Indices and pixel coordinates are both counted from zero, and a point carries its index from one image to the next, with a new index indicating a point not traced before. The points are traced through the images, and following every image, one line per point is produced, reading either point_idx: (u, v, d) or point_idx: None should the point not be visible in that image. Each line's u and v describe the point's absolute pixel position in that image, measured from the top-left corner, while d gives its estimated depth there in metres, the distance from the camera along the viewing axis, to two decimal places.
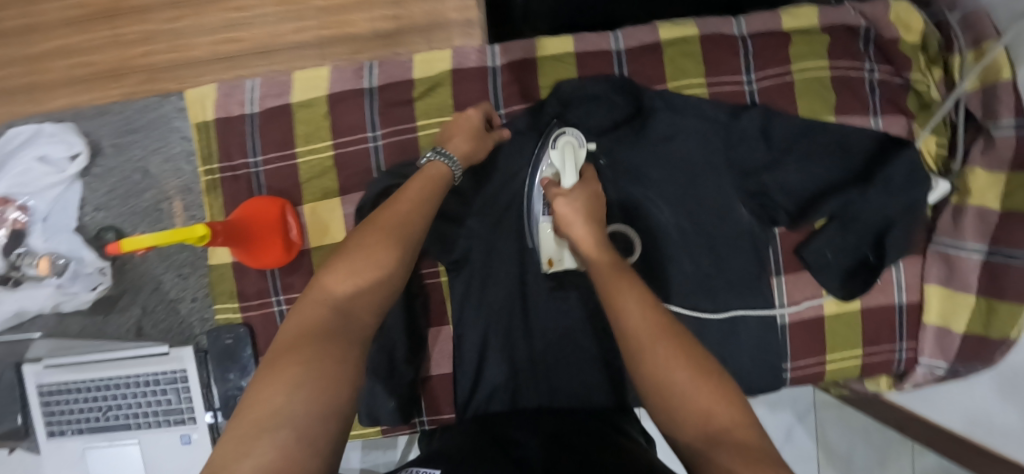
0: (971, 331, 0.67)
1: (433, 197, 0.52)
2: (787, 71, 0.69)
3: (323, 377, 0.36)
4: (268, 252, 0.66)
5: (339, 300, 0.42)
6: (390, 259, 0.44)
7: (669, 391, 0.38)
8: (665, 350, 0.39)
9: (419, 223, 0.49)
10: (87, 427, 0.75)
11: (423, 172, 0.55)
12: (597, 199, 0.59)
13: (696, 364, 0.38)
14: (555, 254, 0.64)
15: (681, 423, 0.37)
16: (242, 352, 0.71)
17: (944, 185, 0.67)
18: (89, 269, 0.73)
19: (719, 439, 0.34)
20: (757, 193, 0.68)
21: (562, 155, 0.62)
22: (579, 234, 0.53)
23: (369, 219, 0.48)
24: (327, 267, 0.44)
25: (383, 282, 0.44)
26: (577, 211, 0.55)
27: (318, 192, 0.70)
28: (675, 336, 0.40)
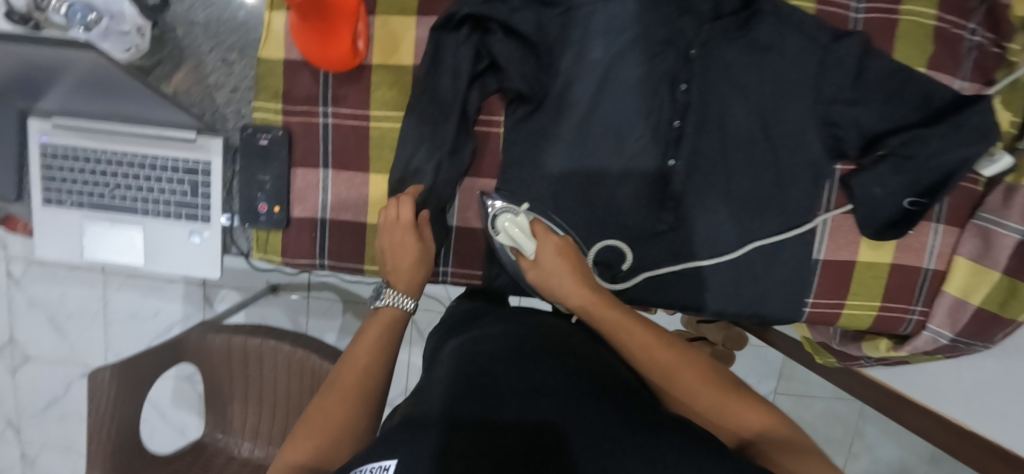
0: (986, 307, 0.71)
1: (390, 344, 0.55)
2: (894, 9, 0.68)
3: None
4: (332, 46, 0.61)
5: (310, 457, 0.44)
6: (348, 413, 0.47)
7: (688, 405, 0.48)
8: (681, 370, 0.50)
9: (381, 373, 0.52)
10: (88, 202, 0.70)
11: (378, 317, 0.57)
12: (564, 251, 0.59)
13: (695, 371, 0.50)
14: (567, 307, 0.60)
15: (723, 436, 0.47)
16: (277, 156, 0.67)
17: (1008, 160, 0.67)
18: (126, 27, 0.63)
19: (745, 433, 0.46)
20: (829, 124, 0.68)
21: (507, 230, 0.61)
22: (569, 291, 0.57)
23: (331, 379, 0.51)
24: (297, 431, 0.46)
25: (344, 433, 0.46)
26: (560, 273, 0.58)
27: (394, 5, 0.65)
28: (703, 373, 0.49)
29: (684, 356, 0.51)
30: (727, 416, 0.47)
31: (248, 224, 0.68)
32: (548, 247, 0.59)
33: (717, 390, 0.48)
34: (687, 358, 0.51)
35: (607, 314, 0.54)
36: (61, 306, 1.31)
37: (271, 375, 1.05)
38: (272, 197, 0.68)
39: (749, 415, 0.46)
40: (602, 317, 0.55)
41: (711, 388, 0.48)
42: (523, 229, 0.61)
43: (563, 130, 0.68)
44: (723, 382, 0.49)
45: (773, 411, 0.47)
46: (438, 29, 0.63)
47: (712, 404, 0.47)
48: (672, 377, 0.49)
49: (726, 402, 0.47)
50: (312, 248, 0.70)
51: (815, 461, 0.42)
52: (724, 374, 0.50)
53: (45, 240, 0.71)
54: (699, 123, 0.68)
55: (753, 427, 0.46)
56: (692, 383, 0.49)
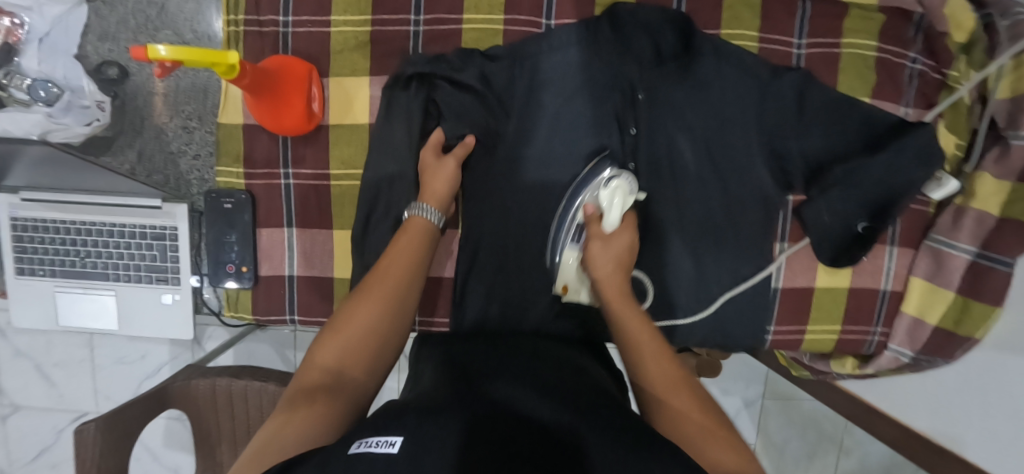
0: (943, 325, 0.73)
1: (418, 253, 0.58)
2: (836, 43, 0.70)
3: (308, 426, 0.44)
4: (288, 113, 0.63)
5: (334, 361, 0.49)
6: (371, 317, 0.52)
7: (679, 419, 0.44)
8: (681, 392, 0.46)
9: (406, 286, 0.56)
10: (60, 271, 0.71)
11: (411, 226, 0.60)
12: (630, 250, 0.62)
13: (699, 399, 0.46)
14: (570, 281, 0.64)
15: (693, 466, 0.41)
16: (242, 217, 0.69)
17: (954, 184, 0.69)
18: (87, 102, 0.66)
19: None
20: (777, 158, 0.70)
21: (612, 195, 0.62)
22: (601, 274, 0.58)
23: (362, 285, 0.55)
24: (325, 333, 0.51)
25: (367, 337, 0.51)
26: (607, 256, 0.59)
27: (346, 66, 0.68)
28: (705, 405, 0.45)
29: (693, 385, 0.47)
30: (705, 445, 0.42)
31: (217, 286, 0.70)
32: (621, 235, 0.61)
33: (707, 419, 0.44)
34: (693, 389, 0.47)
35: (629, 316, 0.53)
36: (47, 355, 1.32)
37: (258, 415, 1.06)
38: (240, 257, 0.69)
39: (729, 455, 0.41)
40: (618, 306, 0.55)
41: (710, 422, 0.44)
42: (623, 202, 0.62)
43: (521, 175, 0.69)
44: (721, 420, 0.44)
45: (755, 464, 0.42)
46: (392, 85, 0.66)
47: (699, 431, 0.43)
48: (673, 394, 0.46)
49: (708, 433, 0.43)
50: (282, 305, 0.71)
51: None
52: (724, 415, 0.46)
53: (22, 310, 0.72)
54: (651, 163, 0.70)
55: (730, 464, 0.40)
56: (689, 407, 0.45)
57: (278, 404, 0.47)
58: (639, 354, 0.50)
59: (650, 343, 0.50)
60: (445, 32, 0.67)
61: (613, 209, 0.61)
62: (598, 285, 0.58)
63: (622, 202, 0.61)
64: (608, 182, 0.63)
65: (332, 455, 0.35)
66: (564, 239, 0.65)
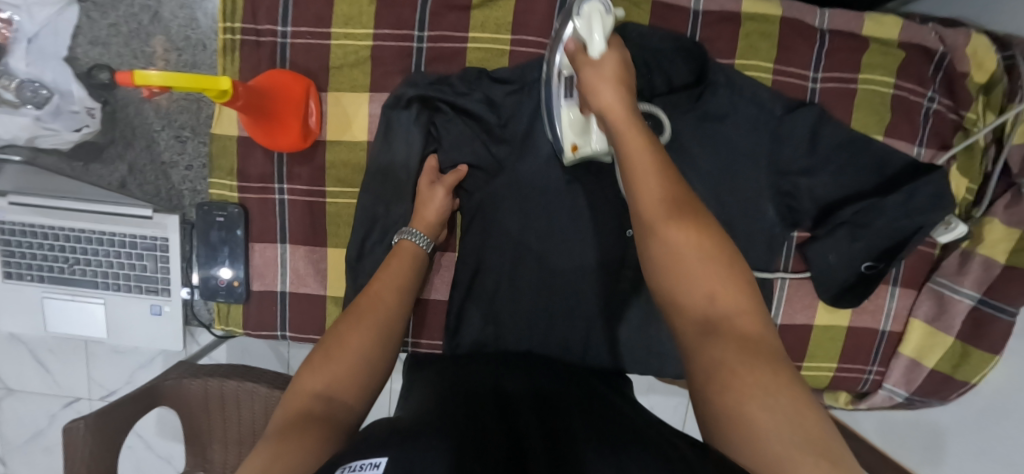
0: (939, 369, 0.73)
1: (407, 279, 0.59)
2: (852, 79, 0.68)
3: (304, 445, 0.40)
4: (284, 131, 0.61)
5: (324, 386, 0.47)
6: (359, 341, 0.51)
7: (677, 268, 0.37)
8: (683, 228, 0.38)
9: (394, 309, 0.56)
10: (49, 276, 0.69)
11: (398, 254, 0.61)
12: (628, 70, 0.51)
13: (708, 242, 0.38)
14: (575, 137, 0.59)
15: (688, 308, 0.36)
16: (234, 232, 0.67)
17: (962, 227, 0.68)
18: (76, 107, 0.65)
19: (719, 324, 0.35)
20: (785, 194, 0.69)
21: (587, 22, 0.53)
22: (598, 90, 0.49)
23: (350, 310, 0.55)
24: (314, 360, 0.50)
25: (358, 361, 0.50)
26: (602, 78, 0.49)
27: (346, 81, 0.65)
28: (712, 237, 0.38)
29: (703, 225, 0.38)
30: (702, 288, 0.36)
31: (208, 300, 0.69)
32: (613, 57, 0.52)
33: (705, 251, 0.37)
34: (704, 227, 0.38)
35: (629, 137, 0.43)
36: (43, 342, 1.28)
37: (250, 416, 1.05)
38: (233, 272, 0.68)
39: (729, 296, 0.36)
40: (622, 130, 0.45)
41: (710, 259, 0.37)
42: (602, 29, 0.52)
43: (523, 201, 0.66)
44: (723, 252, 0.38)
45: (755, 304, 0.37)
46: (392, 104, 0.64)
47: (701, 276, 0.36)
48: (671, 227, 0.38)
49: (709, 265, 0.37)
50: (274, 322, 0.70)
51: (768, 367, 0.32)
52: (727, 244, 0.39)
53: (11, 313, 0.71)
54: None
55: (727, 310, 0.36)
56: (688, 232, 0.37)
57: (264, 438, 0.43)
58: (637, 206, 0.40)
59: (650, 202, 0.39)
60: (449, 51, 0.65)
61: (597, 37, 0.52)
62: (602, 117, 0.48)
63: (604, 28, 0.53)
64: (580, 12, 0.55)
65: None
66: (559, 99, 0.60)
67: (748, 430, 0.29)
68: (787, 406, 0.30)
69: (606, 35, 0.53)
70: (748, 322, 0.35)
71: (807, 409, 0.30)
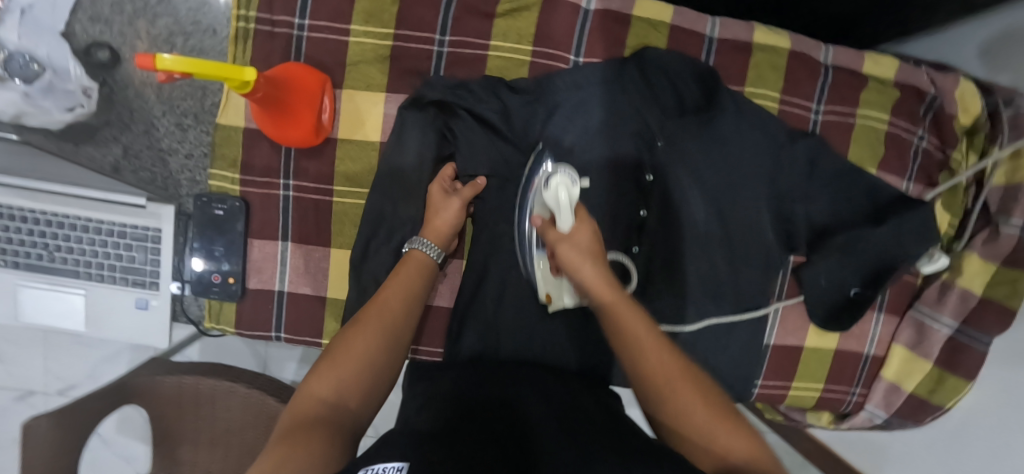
0: (917, 392, 0.76)
1: (418, 285, 0.56)
2: (851, 113, 0.71)
3: (310, 455, 0.38)
4: (296, 125, 0.59)
5: (331, 392, 0.45)
6: (369, 346, 0.49)
7: (686, 421, 0.42)
8: (683, 389, 0.43)
9: (407, 316, 0.54)
10: (24, 263, 0.65)
11: (409, 260, 0.59)
12: (596, 240, 0.54)
13: (709, 403, 0.43)
14: (551, 288, 0.60)
15: (706, 458, 0.41)
16: (234, 226, 0.65)
17: (943, 260, 0.72)
18: (71, 86, 0.61)
19: (741, 470, 0.39)
20: (784, 219, 0.72)
21: (554, 194, 0.54)
22: (585, 275, 0.50)
23: (360, 314, 0.53)
24: (321, 363, 0.48)
25: (368, 369, 0.48)
26: (579, 254, 0.51)
27: (362, 80, 0.64)
28: (699, 384, 0.44)
29: (692, 376, 0.45)
30: (714, 442, 0.41)
31: (200, 295, 0.66)
32: (581, 228, 0.53)
33: (711, 409, 0.42)
34: (695, 380, 0.44)
35: (625, 315, 0.48)
36: None
37: (225, 417, 1.01)
38: (229, 267, 0.66)
39: (737, 442, 0.40)
40: (610, 305, 0.49)
41: (703, 402, 0.43)
42: (566, 199, 0.53)
43: None
44: (724, 410, 0.43)
45: (764, 447, 0.41)
46: (409, 105, 0.64)
47: (704, 427, 0.42)
48: (677, 393, 0.43)
49: (715, 421, 0.42)
50: (269, 320, 0.68)
51: None
52: (708, 381, 0.46)
53: None
54: (664, 211, 0.69)
55: (742, 456, 0.39)
56: (691, 396, 0.43)
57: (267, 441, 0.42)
58: (640, 374, 0.45)
59: (650, 370, 0.45)
60: (469, 57, 0.65)
61: (562, 209, 0.53)
62: (585, 289, 0.51)
63: (569, 204, 0.53)
64: (547, 183, 0.55)
65: None
66: (532, 247, 0.61)
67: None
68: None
69: (573, 204, 0.54)
70: (762, 463, 0.39)
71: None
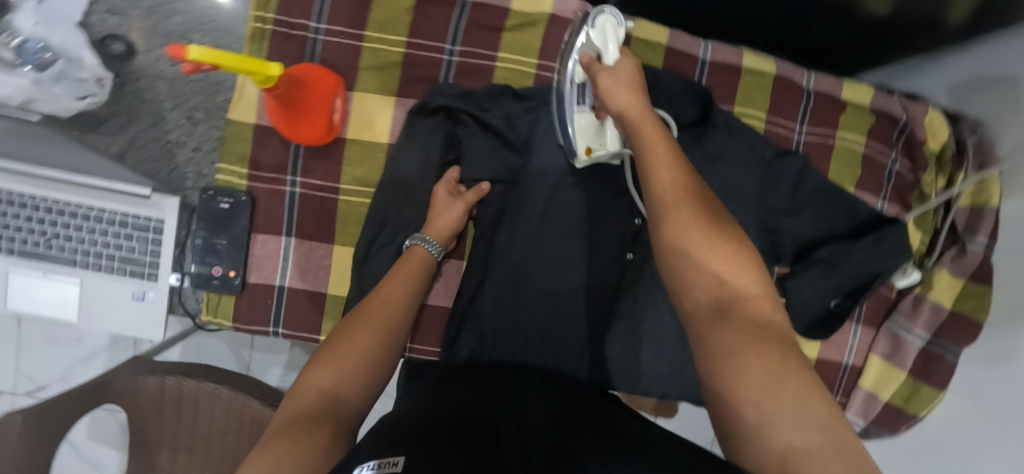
0: (893, 401, 0.80)
1: (415, 285, 0.59)
2: (831, 135, 0.76)
3: (310, 447, 0.39)
4: (307, 124, 0.61)
5: (331, 383, 0.46)
6: (367, 341, 0.51)
7: (689, 258, 0.38)
8: (691, 217, 0.39)
9: (403, 311, 0.56)
10: (20, 249, 0.64)
11: (407, 259, 0.61)
12: (640, 73, 0.52)
13: (719, 230, 0.39)
14: (591, 140, 0.63)
15: (699, 284, 0.37)
16: (238, 221, 0.65)
17: (915, 274, 0.77)
18: (84, 75, 0.60)
19: (729, 308, 0.36)
20: (771, 232, 0.76)
21: (601, 34, 0.59)
22: (618, 97, 0.49)
23: (360, 309, 0.54)
24: (322, 356, 0.48)
25: (367, 362, 0.49)
26: (620, 79, 0.50)
27: (374, 84, 0.67)
28: (718, 221, 0.39)
29: (708, 209, 0.40)
30: (711, 270, 0.37)
31: (198, 288, 0.66)
32: (626, 62, 0.53)
33: (716, 239, 0.38)
34: (716, 220, 0.39)
35: (650, 134, 0.45)
36: None
37: (206, 421, 0.98)
38: (229, 261, 0.66)
39: (737, 274, 0.37)
40: (638, 131, 0.46)
41: (715, 237, 0.38)
42: (614, 37, 0.58)
43: (535, 218, 0.68)
44: (733, 237, 0.39)
45: (771, 295, 0.38)
46: (416, 110, 0.66)
47: (711, 259, 0.38)
48: (682, 221, 0.39)
49: (721, 249, 0.38)
50: (267, 316, 0.68)
51: (777, 354, 0.34)
52: (740, 233, 0.40)
53: None
54: None
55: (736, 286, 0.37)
56: (697, 223, 0.39)
57: (266, 433, 0.42)
58: (654, 191, 0.42)
59: (665, 186, 0.41)
60: (478, 67, 0.68)
61: (610, 46, 0.57)
62: (618, 117, 0.49)
63: (616, 40, 0.58)
64: (593, 23, 0.60)
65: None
66: (571, 104, 0.63)
67: (765, 437, 0.31)
68: (793, 394, 0.32)
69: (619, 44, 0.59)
70: (758, 303, 0.37)
71: (814, 395, 0.32)
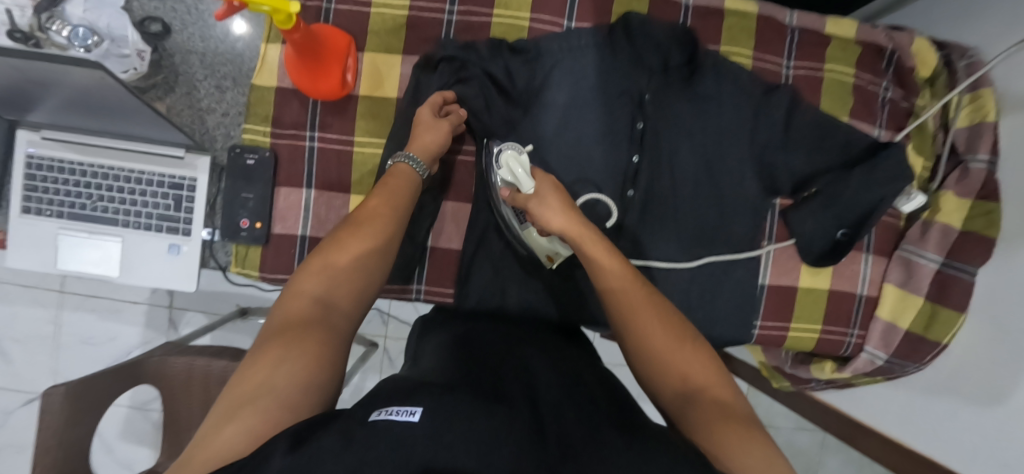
0: (913, 329, 0.79)
1: (404, 201, 0.57)
2: (819, 68, 0.79)
3: (304, 351, 0.40)
4: (324, 79, 0.67)
5: (322, 289, 0.47)
6: (359, 254, 0.50)
7: (655, 353, 0.45)
8: (643, 303, 0.48)
9: (395, 222, 0.55)
10: (69, 213, 0.71)
11: (393, 173, 0.60)
12: (563, 191, 0.57)
13: (676, 334, 0.46)
14: (548, 252, 0.66)
15: (667, 383, 0.43)
16: (262, 176, 0.71)
17: (921, 197, 0.77)
18: (127, 51, 0.69)
19: (695, 395, 0.41)
20: (763, 166, 0.78)
21: (509, 166, 0.57)
22: (549, 219, 0.54)
23: (349, 219, 0.54)
24: (312, 265, 0.49)
25: (358, 274, 0.49)
26: (553, 207, 0.54)
27: (382, 45, 0.73)
28: (673, 325, 0.46)
29: (669, 319, 0.47)
30: (675, 369, 0.44)
31: (227, 240, 0.71)
32: (545, 184, 0.57)
33: (679, 341, 0.45)
34: (670, 320, 0.47)
35: (603, 257, 0.51)
36: (8, 330, 1.21)
37: None
38: (254, 214, 0.71)
39: (699, 370, 0.43)
40: (583, 244, 0.52)
41: (676, 336, 0.45)
42: (521, 165, 0.57)
43: (542, 159, 0.75)
44: (687, 338, 0.46)
45: (726, 379, 0.43)
46: (422, 64, 0.71)
47: (666, 352, 0.44)
48: (642, 312, 0.47)
49: (680, 350, 0.44)
50: (290, 265, 0.72)
51: (745, 426, 0.38)
52: (691, 330, 0.47)
53: (17, 251, 0.71)
54: (654, 157, 0.76)
55: (699, 381, 0.43)
56: (654, 329, 0.46)
57: (257, 337, 0.42)
58: (610, 289, 0.49)
59: (623, 286, 0.49)
60: (475, 24, 0.74)
61: (519, 177, 0.57)
62: (560, 235, 0.55)
63: (524, 168, 0.57)
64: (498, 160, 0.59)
65: (353, 421, 0.33)
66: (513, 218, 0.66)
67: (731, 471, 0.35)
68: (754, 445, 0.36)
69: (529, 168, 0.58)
70: (719, 389, 0.42)
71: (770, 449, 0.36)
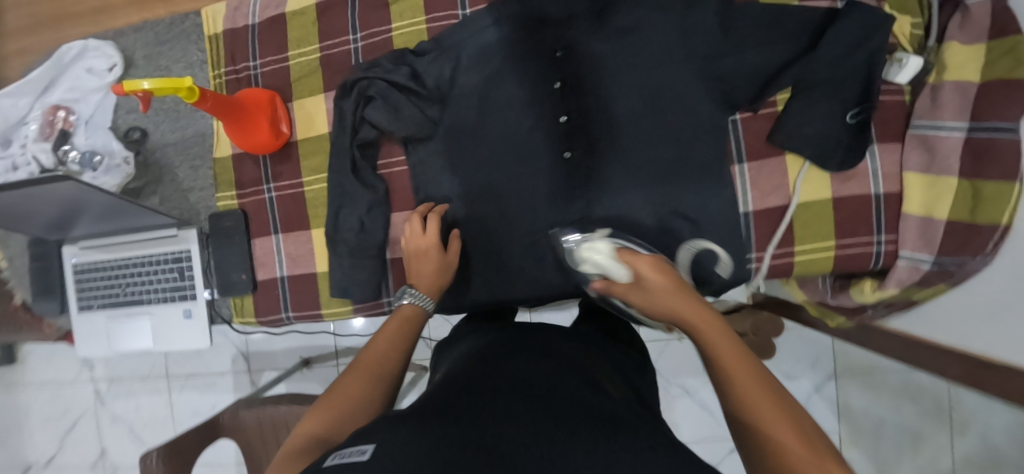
0: (957, 217, 0.63)
1: (406, 339, 0.55)
2: None
3: None
4: (256, 132, 0.74)
5: (325, 428, 0.43)
6: (366, 385, 0.48)
7: (747, 418, 0.38)
8: (739, 369, 0.41)
9: (396, 362, 0.52)
10: (109, 302, 0.85)
11: (399, 313, 0.60)
12: (665, 264, 0.54)
13: (771, 391, 0.39)
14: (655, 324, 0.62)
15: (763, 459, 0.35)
16: (237, 233, 0.79)
17: (916, 60, 0.64)
18: (117, 160, 0.82)
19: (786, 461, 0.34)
20: (716, 80, 0.68)
21: (595, 258, 0.58)
22: (659, 299, 0.51)
23: (352, 364, 0.51)
24: (321, 402, 0.46)
25: (361, 402, 0.46)
26: (662, 289, 0.52)
27: (306, 89, 0.79)
28: (773, 392, 0.39)
29: (753, 373, 0.40)
30: (760, 430, 0.36)
31: (225, 295, 0.80)
32: (644, 263, 0.54)
33: (765, 395, 0.38)
34: (759, 375, 0.40)
35: (717, 340, 0.44)
36: (138, 415, 1.46)
37: None
38: (240, 267, 0.79)
39: (789, 434, 0.35)
40: (685, 312, 0.49)
41: (762, 392, 0.39)
42: (602, 253, 0.58)
43: (472, 148, 0.75)
44: (781, 401, 0.38)
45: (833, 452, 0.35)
46: (340, 93, 0.75)
47: (755, 418, 0.37)
48: (730, 371, 0.41)
49: (775, 414, 0.37)
50: (279, 305, 0.80)
51: None
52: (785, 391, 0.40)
53: (84, 341, 0.86)
54: (587, 109, 0.72)
55: (800, 453, 0.34)
56: (743, 380, 0.40)
57: None
58: (715, 356, 0.43)
59: (725, 353, 0.43)
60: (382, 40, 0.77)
61: (612, 265, 0.57)
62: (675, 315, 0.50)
63: (606, 253, 0.58)
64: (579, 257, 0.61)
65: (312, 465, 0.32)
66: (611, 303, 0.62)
67: None
68: None
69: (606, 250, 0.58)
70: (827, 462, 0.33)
71: None
